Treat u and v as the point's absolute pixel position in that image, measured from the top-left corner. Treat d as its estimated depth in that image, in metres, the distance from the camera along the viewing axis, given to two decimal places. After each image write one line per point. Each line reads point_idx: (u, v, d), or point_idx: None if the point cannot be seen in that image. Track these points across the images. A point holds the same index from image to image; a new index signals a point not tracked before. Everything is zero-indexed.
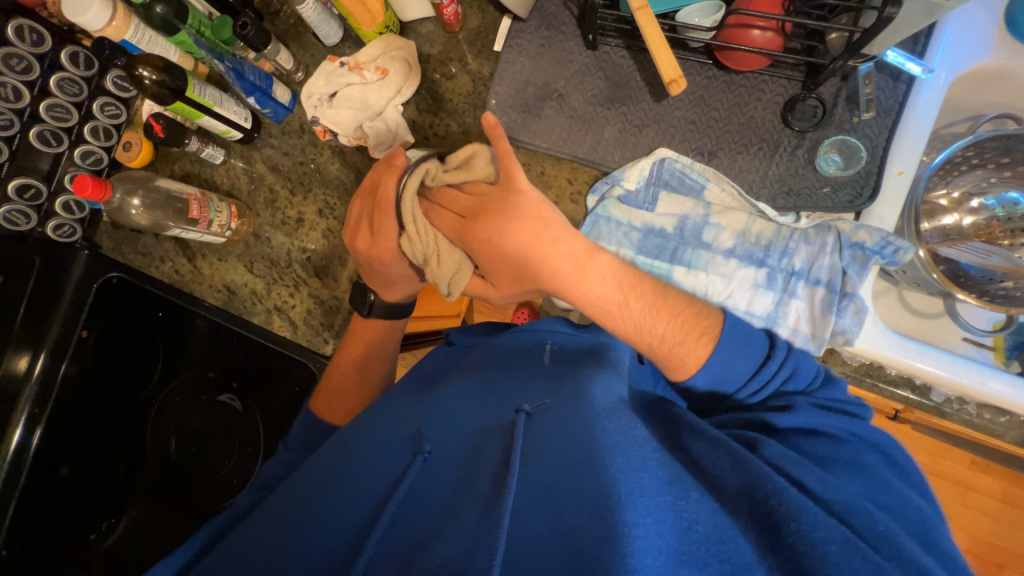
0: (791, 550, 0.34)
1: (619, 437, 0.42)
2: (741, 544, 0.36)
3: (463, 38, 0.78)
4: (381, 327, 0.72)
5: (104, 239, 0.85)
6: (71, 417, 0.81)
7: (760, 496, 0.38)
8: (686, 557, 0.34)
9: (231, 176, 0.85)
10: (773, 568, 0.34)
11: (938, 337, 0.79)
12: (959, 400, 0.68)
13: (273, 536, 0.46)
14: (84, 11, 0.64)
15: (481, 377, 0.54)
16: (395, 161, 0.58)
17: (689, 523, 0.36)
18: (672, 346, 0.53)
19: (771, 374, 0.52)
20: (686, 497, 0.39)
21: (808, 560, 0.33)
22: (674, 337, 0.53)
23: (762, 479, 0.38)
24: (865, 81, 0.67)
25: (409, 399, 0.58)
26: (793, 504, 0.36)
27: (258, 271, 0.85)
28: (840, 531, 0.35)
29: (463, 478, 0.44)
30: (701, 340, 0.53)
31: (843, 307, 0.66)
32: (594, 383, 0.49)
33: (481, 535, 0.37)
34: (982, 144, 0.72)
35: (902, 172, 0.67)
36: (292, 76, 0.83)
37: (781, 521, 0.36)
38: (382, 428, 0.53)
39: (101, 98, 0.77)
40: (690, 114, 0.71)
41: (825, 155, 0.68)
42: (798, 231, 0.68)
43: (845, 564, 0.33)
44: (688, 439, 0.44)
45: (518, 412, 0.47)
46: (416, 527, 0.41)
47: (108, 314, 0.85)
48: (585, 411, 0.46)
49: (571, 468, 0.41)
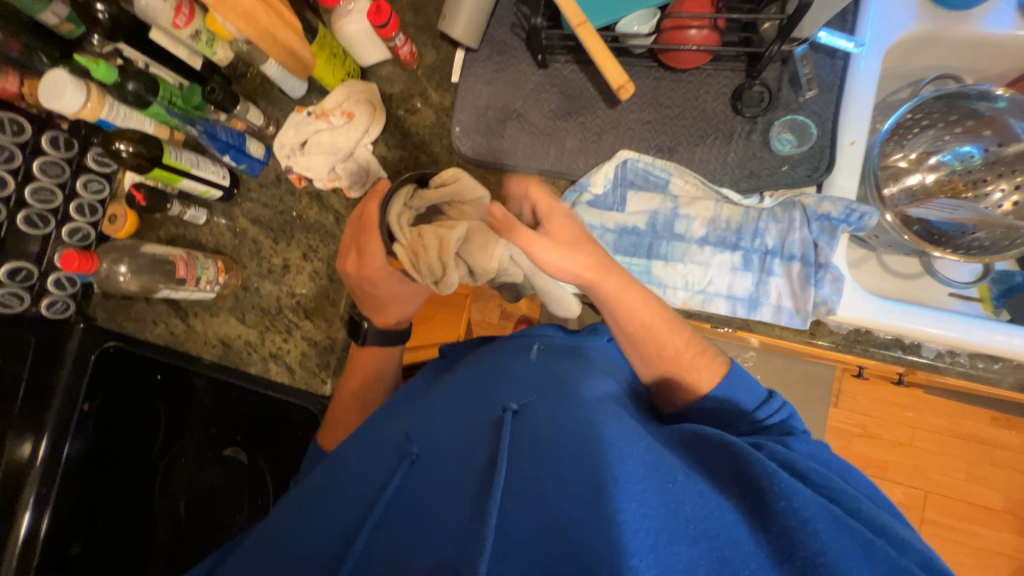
0: (784, 526, 0.36)
1: (604, 428, 0.43)
2: (732, 521, 0.37)
3: (422, 74, 0.82)
4: (376, 359, 0.73)
5: (97, 310, 0.88)
6: (78, 493, 0.81)
7: (753, 480, 0.39)
8: (675, 535, 0.35)
9: (215, 234, 0.88)
10: (763, 543, 0.36)
11: (925, 296, 0.80)
12: (950, 353, 0.69)
13: (259, 560, 0.44)
14: (60, 95, 0.67)
15: (470, 379, 0.55)
16: (377, 188, 0.66)
17: (676, 504, 0.37)
18: (691, 356, 0.55)
19: (775, 408, 0.53)
20: (673, 480, 0.39)
21: (798, 533, 0.35)
22: (691, 349, 0.56)
23: (751, 465, 0.40)
24: (804, 62, 0.70)
25: (398, 409, 0.59)
26: (784, 486, 0.37)
27: (251, 322, 0.87)
28: (831, 510, 0.36)
29: (452, 479, 0.44)
30: (713, 358, 0.56)
31: (821, 278, 0.67)
32: (580, 382, 0.50)
33: (471, 534, 0.37)
34: (926, 105, 0.74)
35: (854, 141, 0.69)
36: (265, 131, 0.86)
37: (772, 500, 0.37)
38: (373, 441, 0.53)
39: (84, 176, 0.80)
40: (645, 114, 0.74)
41: (779, 136, 0.71)
42: (765, 211, 0.70)
43: (835, 539, 0.35)
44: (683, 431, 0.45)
45: (505, 410, 0.47)
46: (405, 530, 0.41)
47: (109, 383, 0.85)
48: (572, 407, 0.46)
49: (559, 459, 0.42)
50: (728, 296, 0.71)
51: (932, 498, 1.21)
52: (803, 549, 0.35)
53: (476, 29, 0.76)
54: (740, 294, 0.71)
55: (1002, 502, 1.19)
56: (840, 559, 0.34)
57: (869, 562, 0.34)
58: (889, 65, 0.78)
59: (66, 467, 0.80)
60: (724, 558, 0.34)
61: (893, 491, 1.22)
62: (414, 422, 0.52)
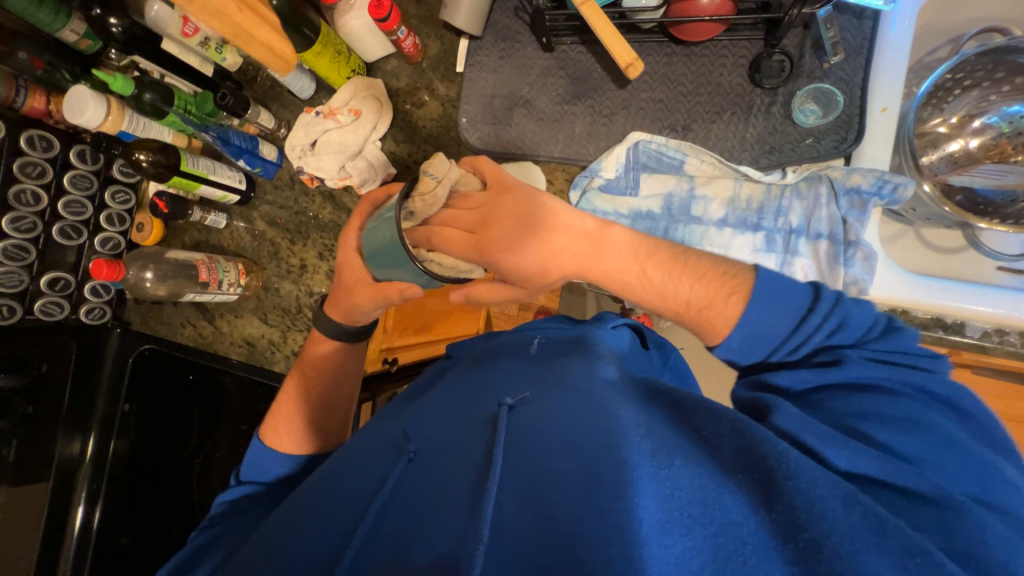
0: (788, 505, 0.34)
1: (600, 419, 0.43)
2: (730, 502, 0.36)
3: (427, 66, 0.81)
4: (344, 355, 0.68)
5: (132, 315, 0.92)
6: (122, 487, 0.84)
7: (759, 458, 0.37)
8: (668, 525, 0.34)
9: (235, 238, 0.90)
10: (766, 522, 0.35)
11: (971, 272, 0.74)
12: (999, 333, 0.65)
13: (272, 546, 0.47)
14: (81, 111, 0.69)
15: (470, 377, 0.56)
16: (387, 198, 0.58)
17: (672, 490, 0.36)
18: (700, 309, 0.51)
19: (814, 328, 0.46)
20: (668, 466, 0.38)
21: (804, 514, 0.34)
22: (700, 299, 0.51)
23: (760, 443, 0.37)
24: (828, 24, 0.65)
25: (399, 409, 0.59)
26: (792, 464, 0.36)
27: (273, 321, 0.90)
28: (841, 488, 0.35)
29: (446, 475, 0.44)
30: (731, 298, 0.49)
31: (851, 256, 0.64)
32: (576, 372, 0.50)
33: (468, 529, 0.38)
34: (969, 63, 0.68)
35: (885, 108, 0.65)
36: (276, 133, 0.88)
37: (779, 478, 0.36)
38: (374, 440, 0.53)
39: (111, 187, 0.83)
40: (657, 93, 0.71)
41: (802, 107, 0.67)
42: (788, 187, 0.67)
43: (842, 519, 0.34)
44: (691, 414, 0.43)
45: (500, 405, 0.48)
46: (401, 528, 0.41)
47: (146, 382, 0.89)
48: (567, 397, 0.47)
49: (553, 451, 0.42)
50: None
51: None
52: (807, 530, 0.33)
53: (478, 16, 0.74)
54: None
55: None
56: (843, 540, 0.33)
57: (879, 540, 0.33)
58: (926, 21, 0.72)
59: (111, 467, 0.83)
60: (719, 545, 0.34)
61: None
62: (413, 420, 0.52)
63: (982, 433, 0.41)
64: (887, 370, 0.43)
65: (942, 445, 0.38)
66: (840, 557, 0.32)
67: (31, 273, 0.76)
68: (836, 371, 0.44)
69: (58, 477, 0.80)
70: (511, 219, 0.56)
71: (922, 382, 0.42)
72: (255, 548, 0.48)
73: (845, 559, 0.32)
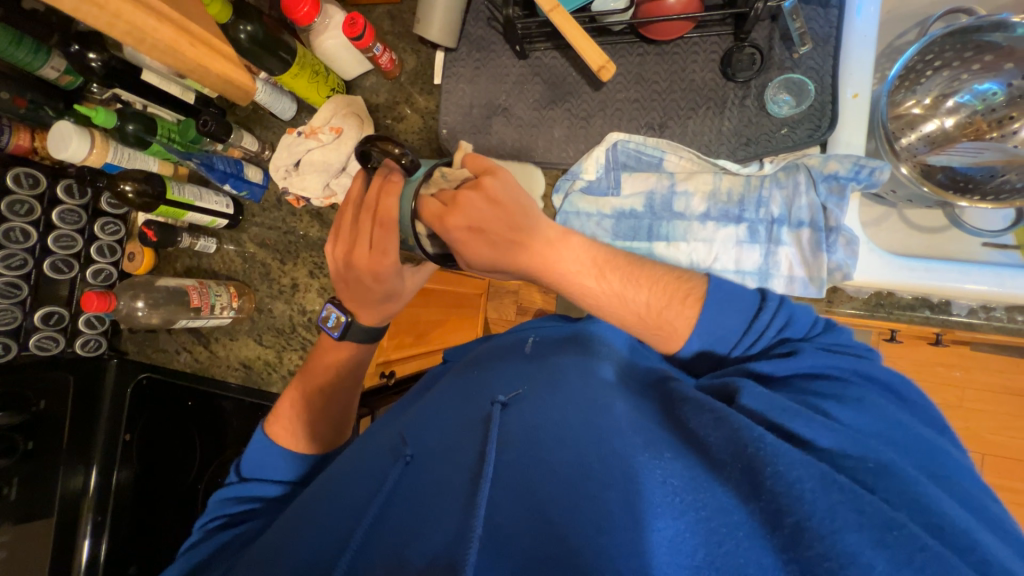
0: (771, 493, 0.34)
1: (596, 415, 0.43)
2: (719, 492, 0.36)
3: (405, 80, 0.82)
4: (350, 355, 0.66)
5: (127, 344, 0.92)
6: (129, 518, 0.86)
7: (741, 446, 0.37)
8: (660, 509, 0.35)
9: (226, 261, 0.91)
10: (756, 513, 0.34)
11: (955, 249, 0.75)
12: (985, 309, 0.65)
13: (266, 551, 0.47)
14: (65, 146, 0.70)
15: (465, 379, 0.55)
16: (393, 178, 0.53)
17: (664, 478, 0.37)
18: (659, 312, 0.52)
19: (765, 324, 0.49)
20: (660, 456, 0.39)
21: (786, 499, 0.33)
22: (659, 303, 0.52)
23: (741, 431, 0.38)
24: (794, 16, 0.66)
25: (400, 409, 0.59)
26: (770, 449, 0.36)
27: (268, 342, 0.90)
28: (818, 467, 0.35)
29: (440, 474, 0.44)
30: (687, 302, 0.51)
31: (833, 243, 0.64)
32: (568, 367, 0.50)
33: (462, 526, 0.38)
34: (936, 44, 0.69)
35: (858, 94, 0.66)
36: (262, 156, 0.89)
37: (760, 466, 0.35)
38: (372, 445, 0.52)
39: (101, 219, 0.84)
40: (633, 93, 0.72)
41: (775, 98, 0.68)
42: (767, 177, 0.67)
43: (822, 499, 0.33)
44: (681, 407, 0.43)
45: (494, 403, 0.48)
46: (398, 531, 0.41)
47: (144, 411, 0.90)
48: (562, 392, 0.47)
49: (547, 445, 0.42)
50: (736, 272, 0.68)
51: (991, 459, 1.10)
52: (790, 515, 0.33)
53: (451, 28, 0.75)
54: (749, 268, 0.68)
55: None
56: (826, 520, 0.32)
57: (860, 519, 0.32)
58: (891, 8, 0.73)
59: (116, 496, 0.85)
60: (710, 528, 0.34)
61: None
62: (409, 423, 0.52)
63: (921, 414, 0.43)
64: (835, 358, 0.45)
65: (888, 426, 0.40)
66: (821, 539, 0.31)
67: (25, 308, 0.76)
68: (795, 360, 0.45)
69: (60, 512, 0.79)
70: (482, 201, 0.52)
71: (864, 369, 0.44)
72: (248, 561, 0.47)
73: (826, 540, 0.31)
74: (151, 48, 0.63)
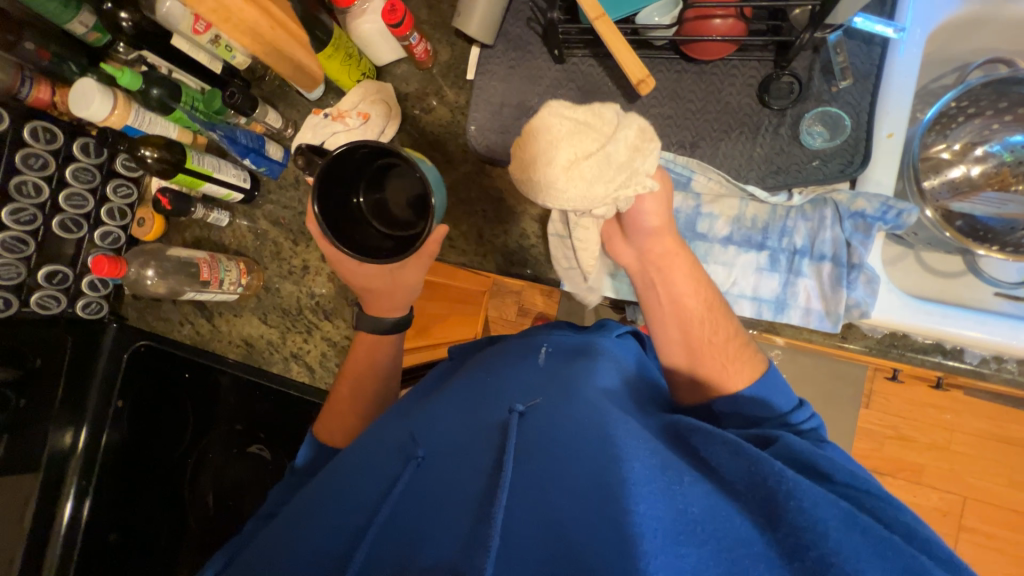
0: (793, 525, 0.35)
1: (611, 431, 0.42)
2: (738, 521, 0.36)
3: (437, 72, 0.81)
4: (377, 344, 0.69)
5: (129, 310, 0.91)
6: (112, 484, 0.83)
7: (759, 478, 0.38)
8: (682, 536, 0.34)
9: (237, 236, 0.90)
10: (773, 544, 0.35)
11: (968, 296, 0.75)
12: (997, 359, 0.66)
13: (270, 540, 0.47)
14: (88, 104, 0.68)
15: (476, 381, 0.55)
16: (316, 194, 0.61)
17: (683, 505, 0.36)
18: (731, 349, 0.56)
19: (805, 416, 0.51)
20: (680, 482, 0.38)
21: (808, 534, 0.34)
22: (732, 343, 0.56)
23: (759, 463, 0.39)
24: (837, 50, 0.66)
25: (407, 407, 0.58)
26: (792, 484, 0.37)
27: (272, 322, 0.89)
28: (841, 507, 0.36)
29: (454, 476, 0.44)
30: (748, 359, 0.55)
31: (854, 280, 0.64)
32: (585, 379, 0.50)
33: (477, 534, 0.37)
34: (973, 91, 0.69)
35: (892, 134, 0.65)
36: (283, 134, 0.88)
37: (782, 499, 0.36)
38: (381, 439, 0.52)
39: (114, 181, 0.82)
40: (666, 109, 0.71)
41: (809, 129, 0.68)
42: (793, 209, 0.67)
43: (846, 538, 0.34)
44: (691, 437, 0.44)
45: (511, 411, 0.47)
46: (411, 531, 0.41)
47: (139, 379, 0.88)
48: (577, 406, 0.46)
49: (564, 460, 0.42)
50: (753, 298, 0.68)
51: (974, 505, 1.10)
52: (813, 549, 0.34)
53: (491, 25, 0.74)
54: (766, 296, 0.68)
55: None
56: (850, 558, 0.33)
57: (881, 561, 0.33)
58: (932, 50, 0.73)
59: (104, 457, 0.83)
60: (732, 559, 0.34)
61: (929, 497, 1.12)
62: (419, 422, 0.52)
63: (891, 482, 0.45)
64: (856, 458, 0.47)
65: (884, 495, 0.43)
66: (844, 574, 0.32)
67: (29, 265, 0.75)
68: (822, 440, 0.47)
69: (47, 469, 0.78)
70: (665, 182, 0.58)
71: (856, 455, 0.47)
72: (252, 556, 0.47)
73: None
74: (234, 26, 0.64)
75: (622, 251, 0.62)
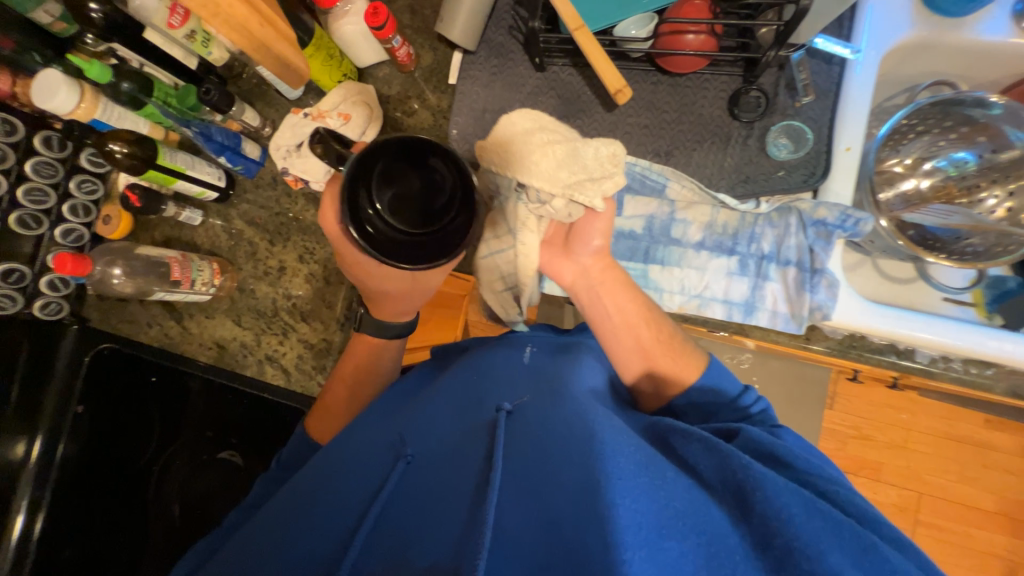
0: (763, 517, 0.37)
1: (595, 427, 0.43)
2: (717, 515, 0.38)
3: (420, 76, 0.82)
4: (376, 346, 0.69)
5: (92, 312, 0.87)
6: (69, 497, 0.78)
7: (731, 472, 0.40)
8: (665, 530, 0.35)
9: (210, 236, 0.87)
10: (747, 535, 0.37)
11: (920, 300, 0.80)
12: (944, 359, 0.70)
13: (254, 545, 0.46)
14: (51, 97, 0.66)
15: (464, 379, 0.56)
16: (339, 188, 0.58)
17: (665, 501, 0.37)
18: (672, 349, 0.59)
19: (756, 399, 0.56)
20: (663, 477, 0.39)
21: (776, 523, 0.36)
22: (672, 344, 0.60)
23: (730, 458, 0.40)
24: (800, 67, 0.70)
25: (394, 406, 0.59)
26: (758, 475, 0.39)
27: (246, 324, 0.87)
28: (802, 494, 0.38)
29: (446, 474, 0.45)
30: (690, 357, 0.59)
31: (816, 283, 0.67)
32: (572, 378, 0.51)
33: (470, 531, 0.38)
34: (922, 111, 0.75)
35: (850, 148, 0.69)
36: (261, 132, 0.86)
37: (749, 491, 0.38)
38: (369, 441, 0.53)
39: (77, 176, 0.79)
40: (643, 119, 0.74)
41: (775, 141, 0.72)
42: (761, 216, 0.70)
43: (808, 524, 0.36)
44: (671, 437, 0.46)
45: (499, 410, 0.48)
46: (402, 530, 0.42)
47: (101, 385, 0.83)
48: (564, 405, 0.47)
49: (553, 457, 0.43)
50: (724, 301, 0.71)
51: (927, 500, 1.16)
52: (779, 536, 0.36)
53: (473, 32, 0.75)
54: (737, 299, 0.71)
55: (996, 506, 1.14)
56: (812, 543, 0.35)
57: (839, 540, 0.35)
58: (885, 71, 0.78)
59: (60, 470, 0.77)
60: (712, 552, 0.35)
61: (887, 493, 1.17)
62: (408, 424, 0.52)
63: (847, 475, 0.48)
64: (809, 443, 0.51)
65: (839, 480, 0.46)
66: (809, 559, 0.34)
67: None
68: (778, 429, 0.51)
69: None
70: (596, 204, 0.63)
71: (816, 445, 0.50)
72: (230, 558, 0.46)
73: (814, 560, 0.34)
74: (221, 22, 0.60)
75: (566, 268, 0.66)
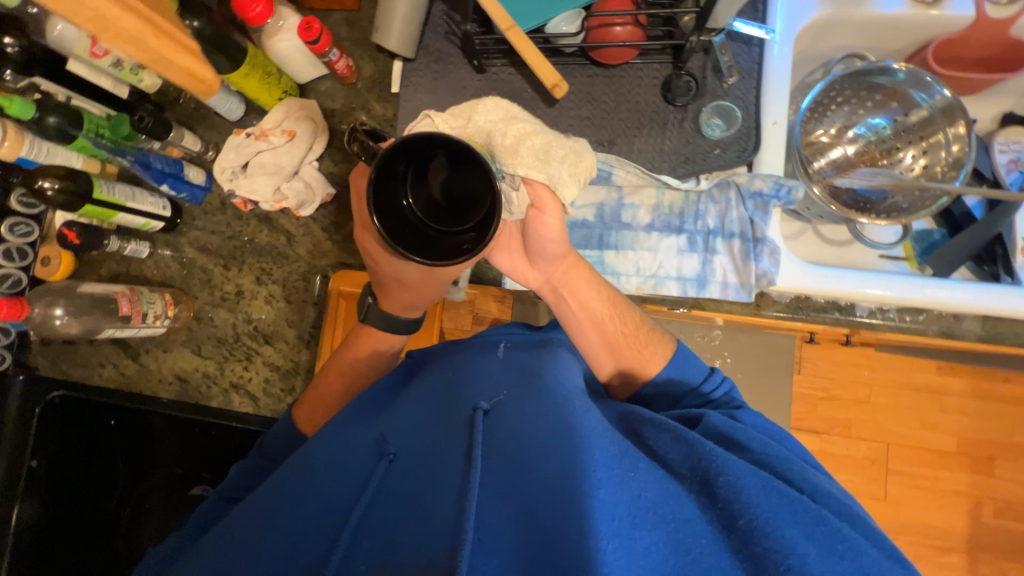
0: (725, 501, 0.39)
1: (573, 420, 0.44)
2: (685, 503, 0.40)
3: (362, 87, 0.82)
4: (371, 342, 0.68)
5: (39, 358, 0.82)
6: (34, 553, 0.77)
7: (697, 458, 0.42)
8: (636, 520, 0.37)
9: (160, 267, 0.85)
10: (712, 520, 0.39)
11: (860, 260, 0.86)
12: (881, 310, 0.74)
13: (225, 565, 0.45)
14: None
15: (441, 380, 0.56)
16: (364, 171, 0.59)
17: (638, 492, 0.39)
18: (638, 340, 0.62)
19: (719, 379, 0.59)
20: (635, 468, 0.41)
21: (736, 504, 0.38)
22: (638, 336, 0.62)
23: (696, 446, 0.42)
24: (723, 50, 0.74)
25: (368, 409, 0.57)
26: (720, 460, 0.40)
27: (207, 353, 0.84)
28: (761, 474, 0.40)
29: (427, 477, 0.45)
30: (657, 346, 0.61)
31: (760, 252, 0.71)
32: (550, 374, 0.52)
33: (453, 530, 0.38)
34: (837, 82, 0.81)
35: (776, 122, 0.74)
36: (204, 157, 0.85)
37: (714, 475, 0.40)
38: (347, 447, 0.51)
39: (10, 220, 0.75)
40: (584, 111, 0.77)
41: (708, 122, 0.75)
42: (703, 194, 0.74)
43: (764, 501, 0.38)
44: (641, 426, 0.48)
45: (476, 409, 0.48)
46: (385, 535, 0.41)
47: (56, 436, 0.80)
48: (542, 401, 0.48)
49: (532, 451, 0.43)
50: (678, 278, 0.74)
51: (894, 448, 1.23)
52: (741, 517, 0.37)
53: (410, 40, 0.76)
54: (689, 275, 0.74)
55: (954, 446, 1.22)
56: (769, 519, 0.37)
57: (793, 517, 0.37)
58: (803, 49, 0.84)
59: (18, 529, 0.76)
60: (679, 538, 0.37)
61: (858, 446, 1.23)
62: (389, 422, 0.53)
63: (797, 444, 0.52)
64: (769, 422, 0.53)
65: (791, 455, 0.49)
66: (766, 536, 0.36)
67: None
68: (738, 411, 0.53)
69: None
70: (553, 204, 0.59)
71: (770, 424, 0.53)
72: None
73: (767, 535, 0.36)
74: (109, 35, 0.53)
75: (530, 275, 0.66)
